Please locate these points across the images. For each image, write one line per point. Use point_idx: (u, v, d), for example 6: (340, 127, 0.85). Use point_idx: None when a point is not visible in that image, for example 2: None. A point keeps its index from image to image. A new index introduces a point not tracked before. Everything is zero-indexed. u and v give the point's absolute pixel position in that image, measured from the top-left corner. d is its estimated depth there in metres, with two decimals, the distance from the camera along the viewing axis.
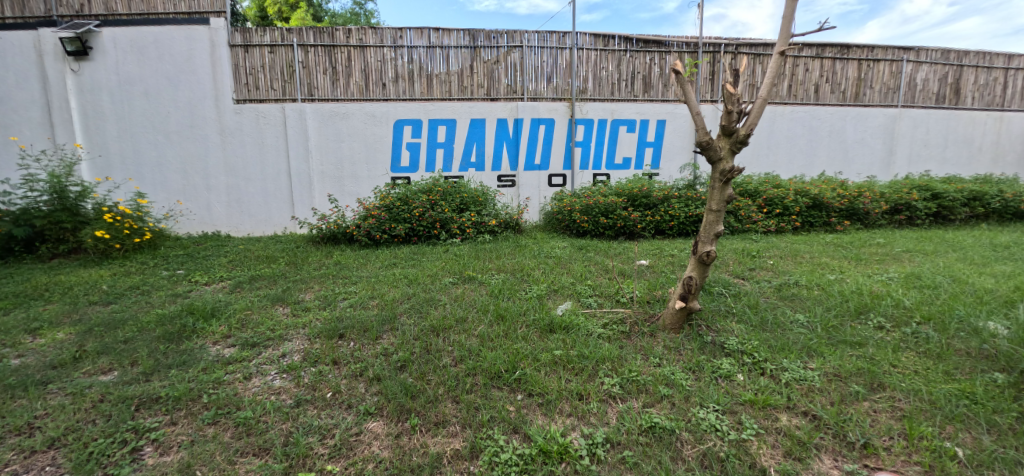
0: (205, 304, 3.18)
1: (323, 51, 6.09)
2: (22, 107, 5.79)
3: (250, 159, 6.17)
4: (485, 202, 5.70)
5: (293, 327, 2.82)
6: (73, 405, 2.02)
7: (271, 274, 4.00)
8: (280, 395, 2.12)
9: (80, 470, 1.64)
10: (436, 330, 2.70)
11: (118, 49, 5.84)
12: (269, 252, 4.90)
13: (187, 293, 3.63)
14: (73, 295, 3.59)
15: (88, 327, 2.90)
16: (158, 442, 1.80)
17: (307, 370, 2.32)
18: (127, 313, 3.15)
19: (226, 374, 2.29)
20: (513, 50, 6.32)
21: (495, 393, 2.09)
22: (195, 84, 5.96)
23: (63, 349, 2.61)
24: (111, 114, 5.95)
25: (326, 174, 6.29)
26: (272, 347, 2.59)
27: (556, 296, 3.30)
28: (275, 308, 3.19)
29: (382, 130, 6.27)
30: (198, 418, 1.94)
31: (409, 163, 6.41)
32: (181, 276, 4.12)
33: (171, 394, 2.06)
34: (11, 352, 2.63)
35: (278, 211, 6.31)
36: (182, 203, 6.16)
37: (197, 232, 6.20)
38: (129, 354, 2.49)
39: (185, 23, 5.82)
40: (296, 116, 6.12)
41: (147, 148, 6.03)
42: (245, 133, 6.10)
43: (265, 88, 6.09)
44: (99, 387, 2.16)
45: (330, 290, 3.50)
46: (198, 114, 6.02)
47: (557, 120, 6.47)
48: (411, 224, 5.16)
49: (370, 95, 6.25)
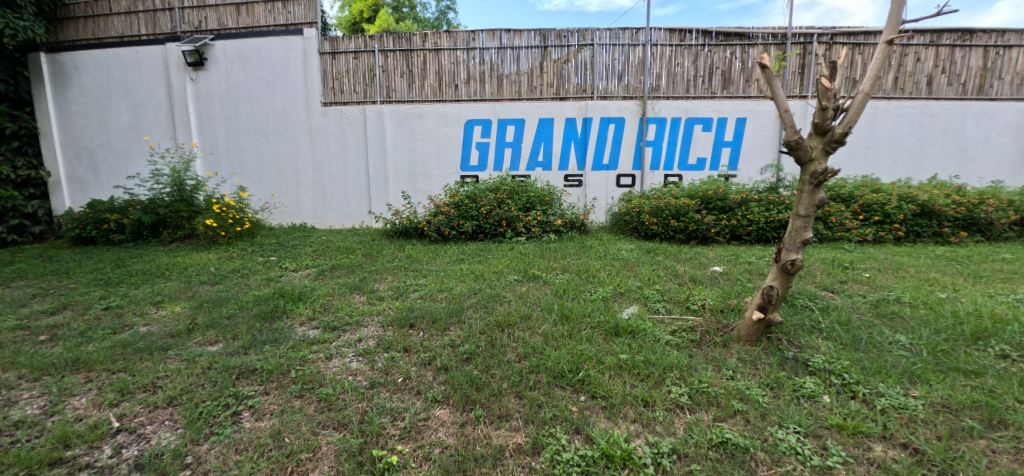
0: (294, 289, 3.50)
1: (401, 55, 6.42)
2: (153, 112, 6.76)
3: (334, 158, 6.68)
4: (551, 202, 5.70)
5: (368, 314, 3.02)
6: (187, 370, 2.33)
7: (350, 264, 4.31)
8: (356, 376, 2.28)
9: (192, 426, 1.89)
10: (500, 326, 2.75)
11: (227, 59, 6.58)
12: (348, 243, 5.27)
13: (278, 277, 4.02)
14: (187, 275, 4.12)
15: (199, 303, 3.32)
16: (254, 409, 2.02)
17: (380, 355, 2.47)
18: (229, 293, 3.56)
19: (310, 353, 2.51)
20: (583, 49, 6.25)
21: (558, 392, 2.09)
22: (289, 90, 6.56)
23: (179, 321, 3.00)
24: (220, 117, 6.72)
25: (401, 172, 6.64)
26: (350, 332, 2.79)
27: (622, 299, 3.23)
28: (352, 296, 3.43)
29: (453, 130, 6.49)
30: (286, 391, 2.14)
31: (478, 162, 6.56)
32: (274, 262, 4.56)
33: (265, 367, 2.30)
34: (140, 321, 3.08)
35: (356, 205, 6.77)
36: (276, 196, 6.82)
37: (287, 223, 6.84)
38: (231, 329, 2.81)
39: (283, 34, 6.42)
40: (375, 117, 6.52)
41: (248, 147, 6.74)
42: (330, 134, 6.61)
43: (348, 91, 6.55)
44: (207, 357, 2.46)
45: (402, 281, 3.69)
46: (291, 116, 6.62)
47: (627, 120, 6.30)
48: (478, 222, 5.32)
49: (443, 96, 6.48)
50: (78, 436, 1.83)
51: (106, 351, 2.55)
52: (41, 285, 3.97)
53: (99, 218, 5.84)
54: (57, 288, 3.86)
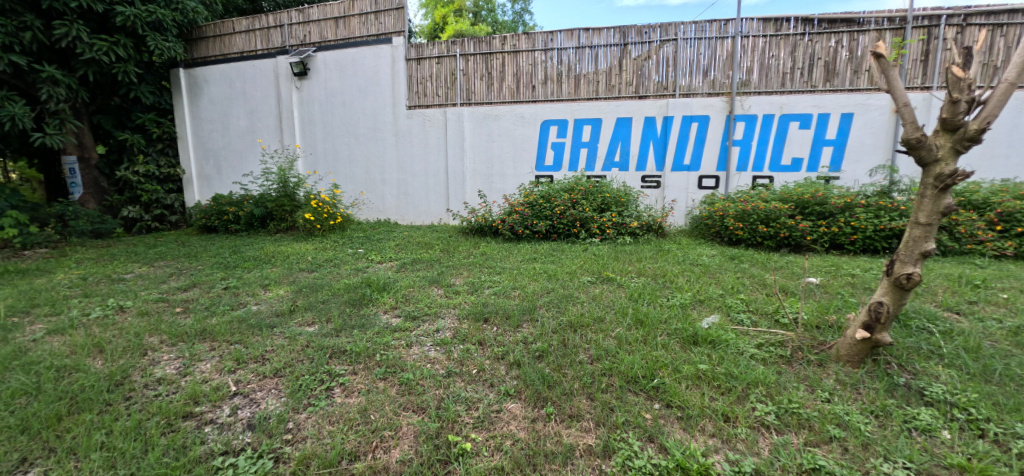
0: (379, 279, 3.78)
1: (481, 59, 6.63)
2: (266, 117, 7.65)
3: (417, 158, 7.09)
4: (627, 203, 5.56)
5: (445, 307, 3.18)
6: (290, 346, 2.63)
7: (428, 258, 4.56)
8: (434, 364, 2.41)
9: (295, 395, 2.13)
10: (573, 327, 2.75)
11: (327, 68, 7.24)
12: (427, 239, 5.56)
13: (366, 268, 4.36)
14: (290, 262, 4.62)
15: (299, 288, 3.71)
16: (344, 386, 2.22)
17: (456, 346, 2.59)
18: (324, 280, 3.93)
19: (393, 339, 2.70)
20: (666, 44, 6.00)
21: (631, 398, 2.05)
22: (379, 95, 7.07)
23: (283, 303, 3.39)
24: (320, 121, 7.43)
25: (477, 172, 6.87)
26: (429, 322, 2.96)
27: (702, 306, 3.07)
28: (431, 288, 3.63)
29: (530, 131, 6.57)
30: (372, 373, 2.32)
31: (552, 162, 6.58)
32: (362, 254, 4.96)
33: (354, 349, 2.52)
34: (253, 300, 3.52)
35: (435, 203, 7.12)
36: (364, 194, 7.40)
37: (373, 218, 7.40)
38: (325, 313, 3.11)
39: (375, 43, 6.91)
40: (455, 119, 6.81)
41: (342, 148, 7.38)
42: (414, 135, 7.02)
43: (431, 95, 6.90)
44: (306, 336, 2.75)
45: (477, 277, 3.83)
46: (380, 119, 7.14)
47: (711, 118, 5.96)
48: (552, 222, 5.35)
49: (520, 97, 6.58)
50: (204, 395, 2.14)
51: (226, 325, 2.95)
52: (177, 266, 4.69)
53: (221, 210, 6.76)
54: (189, 269, 4.53)
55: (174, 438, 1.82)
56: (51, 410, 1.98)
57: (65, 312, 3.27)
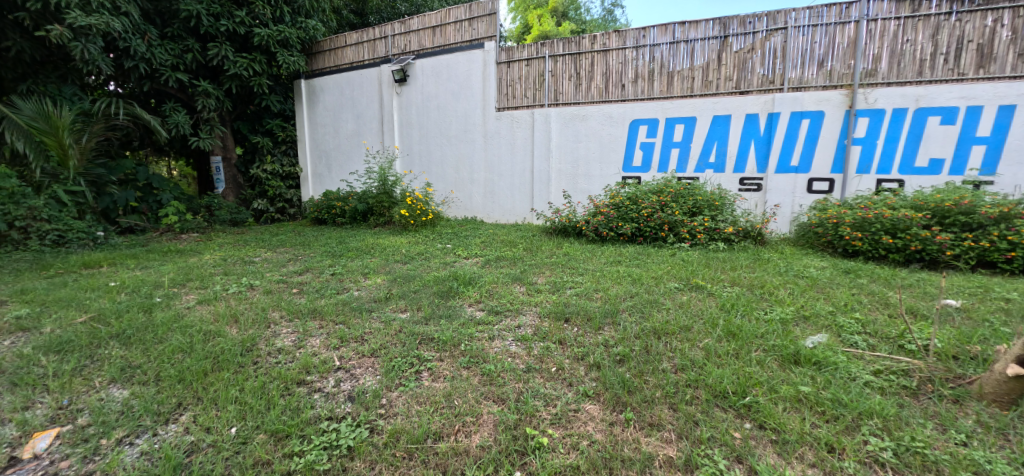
0: (465, 274, 3.98)
1: (570, 59, 6.62)
2: (371, 121, 8.41)
3: (504, 158, 7.31)
4: (722, 207, 5.20)
5: (527, 304, 3.26)
6: (386, 330, 2.88)
7: (512, 256, 4.69)
8: (514, 358, 2.49)
9: (389, 374, 2.34)
10: (657, 333, 2.66)
11: (424, 74, 7.75)
12: (511, 237, 5.71)
13: (453, 262, 4.62)
14: (387, 254, 5.04)
15: (394, 277, 4.04)
16: (432, 371, 2.38)
17: (536, 343, 2.65)
18: (416, 272, 4.24)
19: (477, 331, 2.84)
20: (774, 34, 5.48)
21: (718, 413, 1.94)
22: (470, 98, 7.40)
23: (381, 290, 3.72)
24: (416, 123, 7.98)
25: (563, 172, 6.89)
26: (511, 317, 3.06)
27: (806, 323, 2.78)
28: (514, 285, 3.74)
29: (618, 130, 6.42)
30: (457, 361, 2.46)
31: (641, 163, 6.36)
32: (450, 249, 5.25)
33: (441, 338, 2.69)
34: (356, 286, 3.91)
35: (520, 202, 7.28)
36: (454, 192, 7.82)
37: (461, 216, 7.79)
38: (417, 302, 3.36)
39: (468, 48, 7.23)
40: (543, 120, 6.89)
41: (435, 149, 7.87)
42: (502, 136, 7.25)
43: (520, 96, 7.05)
44: (400, 322, 3.00)
45: (560, 277, 3.87)
46: (470, 121, 7.47)
47: (827, 114, 5.33)
48: (638, 224, 5.20)
49: (609, 97, 6.46)
50: (314, 366, 2.44)
51: (333, 306, 3.32)
52: (295, 252, 5.36)
53: (331, 204, 7.57)
54: (304, 256, 5.16)
55: (290, 401, 2.10)
56: (200, 366, 2.41)
57: (211, 286, 3.92)
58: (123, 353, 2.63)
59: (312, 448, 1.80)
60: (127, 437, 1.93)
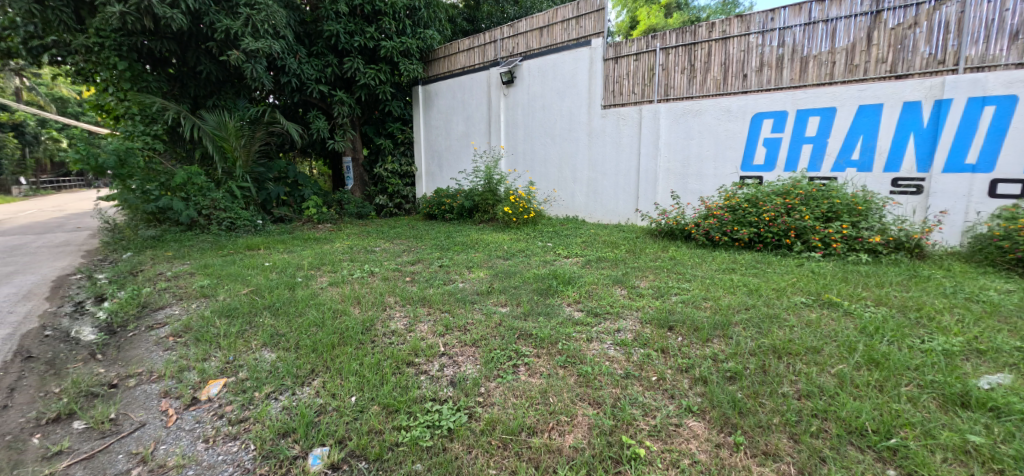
0: (565, 273, 3.97)
1: (683, 50, 6.21)
2: (479, 122, 8.83)
3: (608, 157, 7.15)
4: (866, 212, 4.45)
5: (628, 308, 3.14)
6: (487, 322, 2.99)
7: (613, 257, 4.56)
8: (612, 362, 2.42)
9: (489, 364, 2.43)
10: (776, 352, 2.38)
11: (531, 75, 7.89)
12: (613, 238, 5.56)
13: (553, 261, 4.63)
14: (490, 249, 5.24)
15: (495, 272, 4.18)
16: (528, 366, 2.41)
17: (636, 349, 2.54)
18: (517, 268, 4.34)
19: (574, 331, 2.81)
20: (947, 4, 4.52)
21: (852, 452, 1.66)
22: (575, 96, 7.36)
23: (483, 283, 3.88)
24: (521, 123, 8.18)
25: (671, 171, 6.50)
26: (610, 320, 2.97)
27: (982, 358, 2.25)
28: (614, 287, 3.63)
29: (737, 125, 5.86)
30: (553, 359, 2.46)
31: (763, 161, 5.71)
32: (550, 247, 5.28)
33: (539, 335, 2.72)
34: (460, 278, 4.13)
35: (624, 203, 7.06)
36: (556, 191, 7.88)
37: (563, 215, 7.82)
38: (516, 297, 3.44)
39: (574, 47, 7.19)
40: (651, 116, 6.58)
41: (539, 148, 7.99)
42: (607, 134, 7.09)
43: (627, 93, 6.82)
44: (499, 315, 3.10)
45: (664, 282, 3.65)
46: (575, 120, 7.44)
47: (1022, 98, 4.21)
48: (757, 229, 4.69)
49: (728, 89, 5.92)
50: (421, 350, 2.63)
51: (440, 296, 3.55)
52: (408, 244, 5.85)
53: (440, 201, 8.12)
54: (416, 247, 5.61)
55: (400, 379, 2.30)
56: (329, 339, 2.76)
57: (340, 271, 4.46)
58: (272, 322, 3.12)
59: (417, 425, 1.95)
60: (272, 393, 2.29)
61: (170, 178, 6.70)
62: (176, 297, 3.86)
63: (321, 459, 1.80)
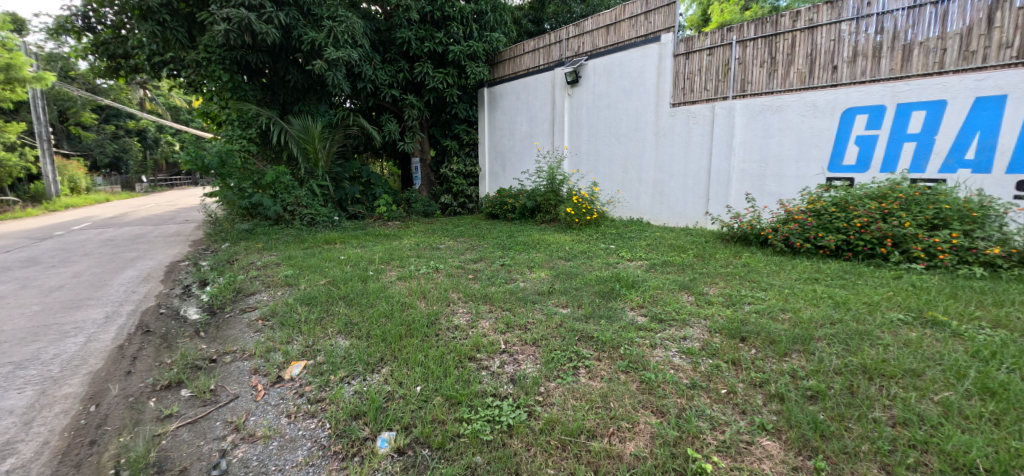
0: (628, 276, 3.87)
1: (763, 43, 5.81)
2: (543, 122, 8.86)
3: (677, 157, 6.87)
4: (983, 219, 3.88)
5: (696, 315, 2.99)
6: (547, 322, 3.00)
7: (680, 262, 4.37)
8: (678, 371, 2.32)
9: (549, 364, 2.43)
10: (867, 372, 2.15)
11: (596, 74, 7.78)
12: (680, 242, 5.33)
13: (616, 263, 4.53)
14: (551, 250, 5.24)
15: (556, 273, 4.18)
16: (588, 369, 2.39)
17: (704, 359, 2.42)
18: (578, 269, 4.31)
19: (637, 336, 2.73)
20: None
21: None
22: (642, 95, 7.15)
23: (544, 283, 3.90)
24: (586, 123, 8.10)
25: (747, 172, 6.09)
26: (676, 327, 2.86)
27: None
28: (681, 293, 3.48)
29: (824, 122, 5.36)
30: (615, 364, 2.41)
31: (855, 161, 5.17)
32: (613, 249, 5.18)
33: (600, 338, 2.68)
34: (522, 277, 4.18)
35: (692, 205, 6.74)
36: (621, 192, 7.71)
37: (627, 216, 7.64)
38: (577, 298, 3.42)
39: (643, 43, 6.99)
40: (725, 114, 6.23)
41: (603, 149, 7.86)
42: (676, 134, 6.81)
43: (698, 90, 6.50)
44: (560, 316, 3.09)
45: (736, 290, 3.44)
46: (641, 119, 7.23)
47: None
48: (846, 236, 4.28)
49: (814, 82, 5.44)
50: (483, 346, 2.70)
51: (501, 294, 3.62)
52: (471, 242, 6.01)
53: (503, 201, 8.27)
54: (479, 246, 5.75)
55: (463, 373, 2.37)
56: (397, 330, 2.91)
57: (408, 266, 4.69)
58: (347, 311, 3.36)
59: (478, 418, 2.00)
60: (345, 377, 2.46)
61: (261, 177, 7.41)
62: (265, 285, 4.27)
63: (388, 442, 1.91)
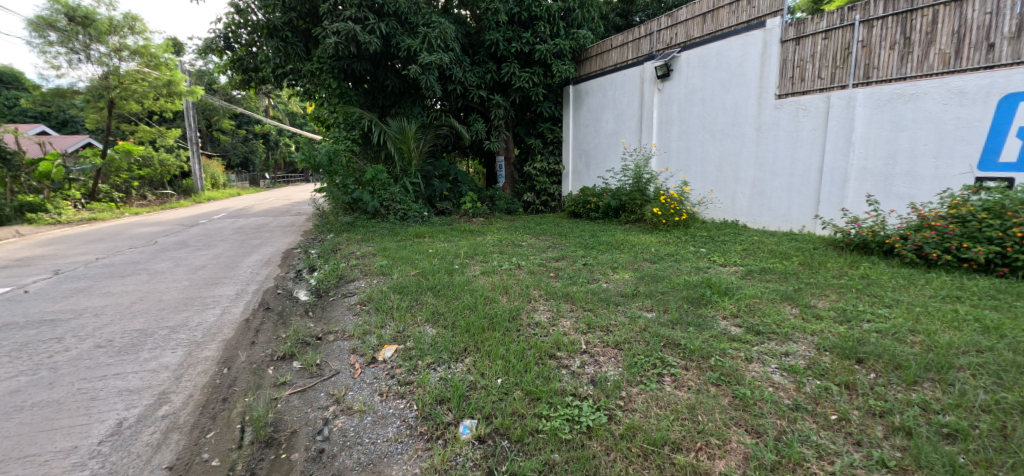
0: (721, 283, 3.62)
1: (895, 21, 5.02)
2: (630, 119, 8.59)
3: (781, 154, 6.24)
4: None
5: (800, 330, 2.70)
6: (630, 325, 2.91)
7: (782, 270, 3.98)
8: (778, 390, 2.11)
9: (632, 369, 2.36)
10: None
11: (689, 66, 7.37)
12: (782, 248, 4.85)
13: (707, 268, 4.25)
14: (635, 251, 5.07)
15: (641, 275, 4.03)
16: (674, 378, 2.27)
17: (809, 379, 2.18)
18: (666, 272, 4.11)
19: (731, 348, 2.54)
20: None
21: None
22: (742, 86, 6.62)
23: (627, 285, 3.79)
24: (676, 119, 7.70)
25: (868, 171, 5.33)
26: (777, 342, 2.61)
27: None
28: (783, 305, 3.16)
29: (974, 111, 4.49)
30: (705, 374, 2.27)
31: (1016, 158, 4.26)
32: (704, 253, 4.86)
33: (688, 346, 2.53)
34: (604, 278, 4.10)
35: (799, 207, 6.09)
36: (714, 192, 7.24)
37: (720, 219, 7.16)
38: (664, 303, 3.27)
39: (744, 31, 6.46)
40: (842, 104, 5.51)
41: (696, 146, 7.43)
42: (781, 128, 6.20)
43: (811, 79, 5.83)
44: (644, 320, 2.98)
45: (852, 304, 3.04)
46: (740, 113, 6.69)
47: None
48: (1002, 248, 3.57)
49: (962, 65, 4.57)
50: (564, 345, 2.69)
51: (583, 294, 3.58)
52: (553, 241, 6.02)
53: (586, 200, 8.18)
54: (561, 244, 5.73)
55: (543, 370, 2.39)
56: (480, 323, 3.01)
57: (491, 262, 4.83)
58: (435, 301, 3.56)
59: (557, 416, 2.01)
60: (432, 363, 2.60)
61: (362, 174, 8.11)
62: (363, 273, 4.68)
63: (470, 430, 1.99)
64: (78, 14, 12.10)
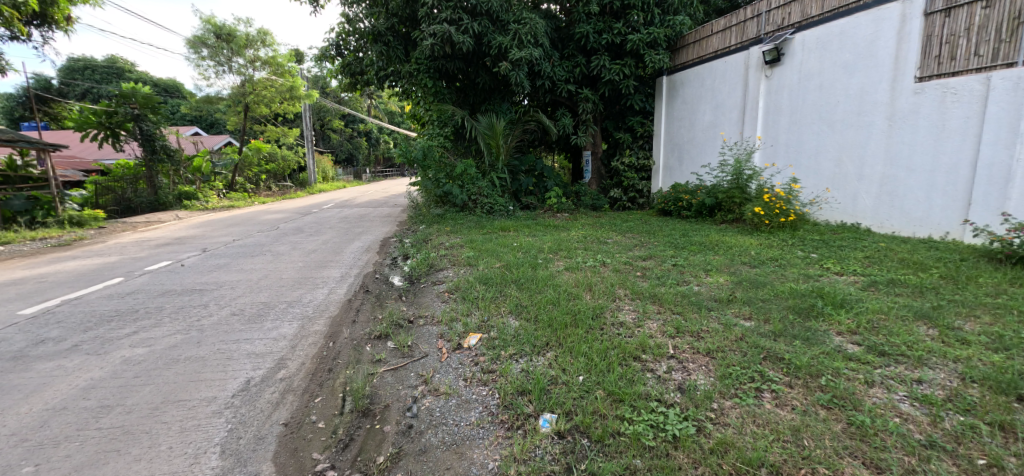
0: (835, 293, 3.21)
1: None
2: (731, 110, 7.94)
3: (920, 147, 5.32)
4: None
5: (939, 355, 2.31)
6: (724, 333, 2.71)
7: (916, 282, 3.42)
8: (907, 421, 1.83)
9: (725, 380, 2.20)
10: None
11: (805, 49, 6.63)
12: (917, 257, 4.17)
13: (818, 276, 3.80)
14: (732, 254, 4.69)
15: (738, 280, 3.73)
16: (775, 394, 2.08)
17: (949, 414, 1.86)
18: (767, 278, 3.76)
19: (846, 368, 2.25)
20: None
21: None
22: (871, 69, 5.77)
23: (722, 289, 3.53)
24: (787, 109, 6.99)
25: None
26: (907, 366, 2.25)
27: None
28: (916, 324, 2.72)
29: None
30: (814, 395, 2.04)
31: None
32: (815, 259, 4.34)
33: (793, 361, 2.30)
34: (696, 280, 3.86)
35: (942, 210, 5.17)
36: (829, 191, 6.46)
37: (836, 221, 6.38)
38: (765, 311, 2.99)
39: (876, 5, 5.64)
40: (1007, 86, 4.52)
41: (809, 138, 6.67)
42: (920, 117, 5.28)
43: (964, 57, 4.88)
44: (741, 329, 2.76)
45: (1013, 330, 2.52)
46: (867, 100, 5.85)
47: None
48: None
49: None
50: (650, 347, 2.60)
51: (672, 296, 3.41)
52: (640, 239, 5.80)
53: (677, 197, 7.76)
54: (648, 243, 5.50)
55: (627, 371, 2.32)
56: (563, 319, 3.01)
57: (574, 258, 4.79)
58: (518, 294, 3.63)
59: (640, 420, 1.94)
60: (514, 355, 2.66)
61: (452, 168, 8.49)
62: (451, 263, 4.92)
63: (550, 424, 2.01)
64: (224, 32, 14.22)
